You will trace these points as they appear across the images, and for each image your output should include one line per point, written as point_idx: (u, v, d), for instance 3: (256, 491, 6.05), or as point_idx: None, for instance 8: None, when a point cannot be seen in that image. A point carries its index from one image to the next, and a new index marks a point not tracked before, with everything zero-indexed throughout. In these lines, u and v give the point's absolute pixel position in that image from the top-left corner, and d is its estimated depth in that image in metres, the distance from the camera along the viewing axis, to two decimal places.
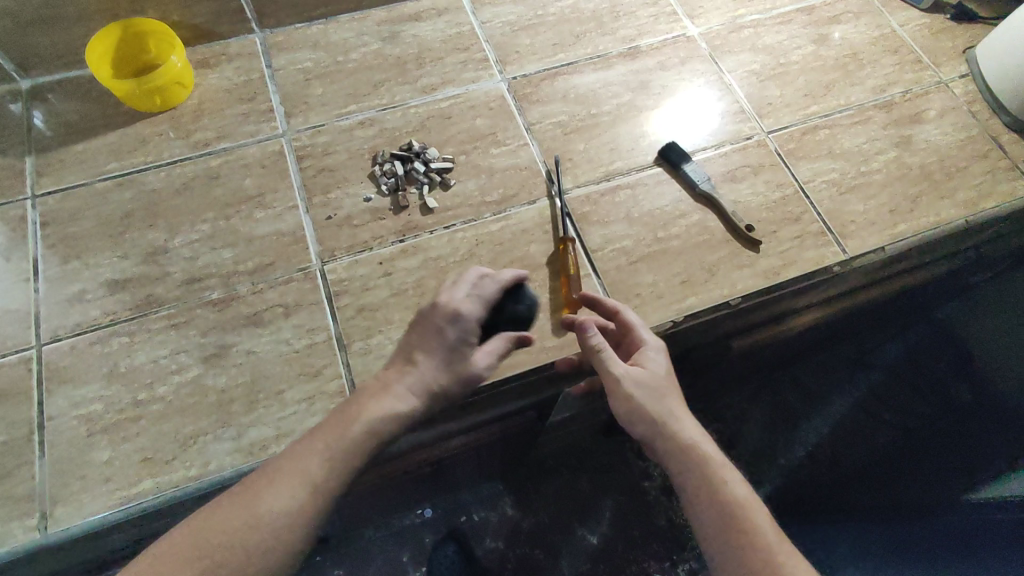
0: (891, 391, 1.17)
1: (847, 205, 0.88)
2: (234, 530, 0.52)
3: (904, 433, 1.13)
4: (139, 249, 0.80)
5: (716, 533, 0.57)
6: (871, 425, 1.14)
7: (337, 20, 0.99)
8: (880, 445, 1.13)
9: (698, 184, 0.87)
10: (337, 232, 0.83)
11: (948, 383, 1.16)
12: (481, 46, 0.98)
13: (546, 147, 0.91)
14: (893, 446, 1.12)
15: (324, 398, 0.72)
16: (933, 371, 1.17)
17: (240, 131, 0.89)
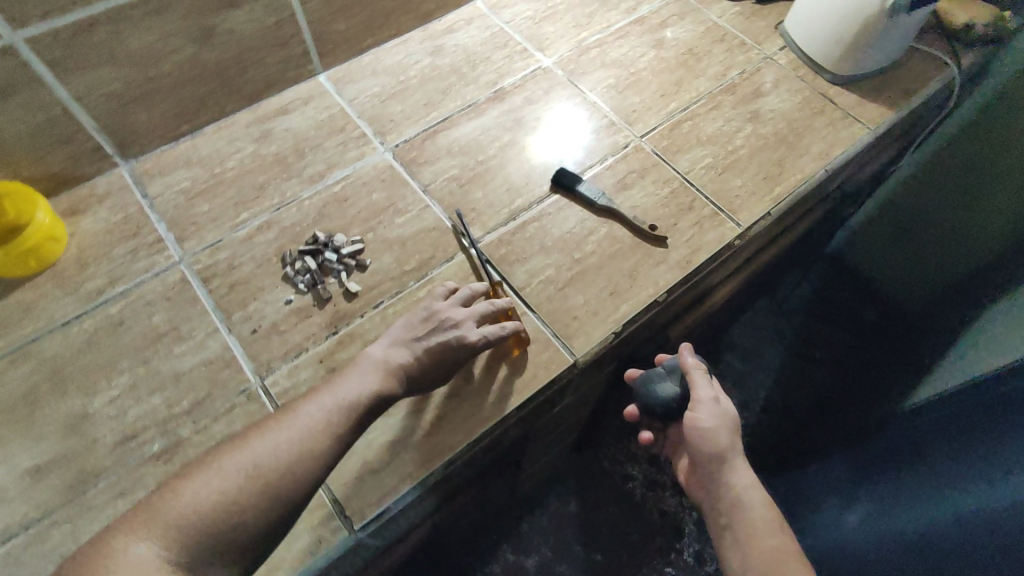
0: (826, 333, 1.47)
1: (727, 183, 0.96)
2: (194, 510, 0.57)
3: (835, 363, 1.40)
4: (56, 424, 0.74)
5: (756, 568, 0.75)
6: (807, 366, 1.46)
7: (203, 133, 0.97)
8: (819, 380, 1.41)
9: (595, 200, 0.92)
10: (268, 343, 0.81)
11: (856, 305, 1.40)
12: (355, 124, 1.00)
13: (447, 203, 0.93)
14: (830, 376, 1.40)
15: (306, 517, 0.71)
16: (841, 299, 1.43)
17: (132, 269, 0.85)
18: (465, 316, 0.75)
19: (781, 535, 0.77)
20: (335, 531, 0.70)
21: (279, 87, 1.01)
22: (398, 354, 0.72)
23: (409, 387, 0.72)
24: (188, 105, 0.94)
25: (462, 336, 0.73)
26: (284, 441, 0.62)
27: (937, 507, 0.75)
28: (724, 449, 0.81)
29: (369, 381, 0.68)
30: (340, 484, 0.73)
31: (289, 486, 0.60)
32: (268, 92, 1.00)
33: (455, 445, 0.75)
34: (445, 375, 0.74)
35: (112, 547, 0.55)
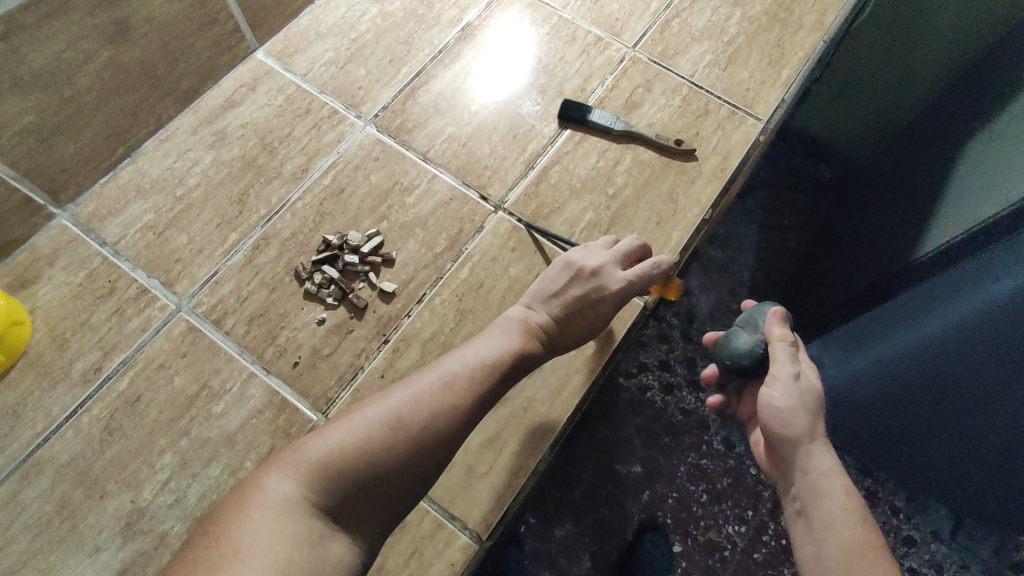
0: (790, 200, 1.22)
1: (736, 77, 0.90)
2: (318, 472, 0.50)
3: (805, 227, 1.20)
4: (109, 530, 0.64)
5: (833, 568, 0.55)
6: (781, 236, 1.20)
7: (144, 151, 0.81)
8: (794, 248, 1.19)
9: (612, 127, 0.85)
10: (316, 373, 0.72)
11: (810, 168, 1.23)
12: (320, 101, 0.86)
13: (455, 168, 0.83)
14: (802, 243, 1.19)
15: (427, 543, 0.66)
16: (796, 165, 1.24)
17: (125, 333, 0.72)
18: (605, 262, 0.68)
19: (861, 527, 0.57)
20: (463, 547, 0.66)
21: (216, 76, 0.85)
22: (537, 313, 0.67)
23: (549, 347, 0.67)
24: (119, 122, 0.77)
25: (601, 287, 0.67)
26: (425, 393, 0.56)
27: (925, 312, 0.76)
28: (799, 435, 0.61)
29: (510, 337, 0.63)
30: (450, 498, 0.68)
31: (431, 445, 0.54)
32: (205, 84, 0.84)
33: (553, 424, 0.71)
34: (589, 330, 0.68)
35: (258, 487, 0.49)
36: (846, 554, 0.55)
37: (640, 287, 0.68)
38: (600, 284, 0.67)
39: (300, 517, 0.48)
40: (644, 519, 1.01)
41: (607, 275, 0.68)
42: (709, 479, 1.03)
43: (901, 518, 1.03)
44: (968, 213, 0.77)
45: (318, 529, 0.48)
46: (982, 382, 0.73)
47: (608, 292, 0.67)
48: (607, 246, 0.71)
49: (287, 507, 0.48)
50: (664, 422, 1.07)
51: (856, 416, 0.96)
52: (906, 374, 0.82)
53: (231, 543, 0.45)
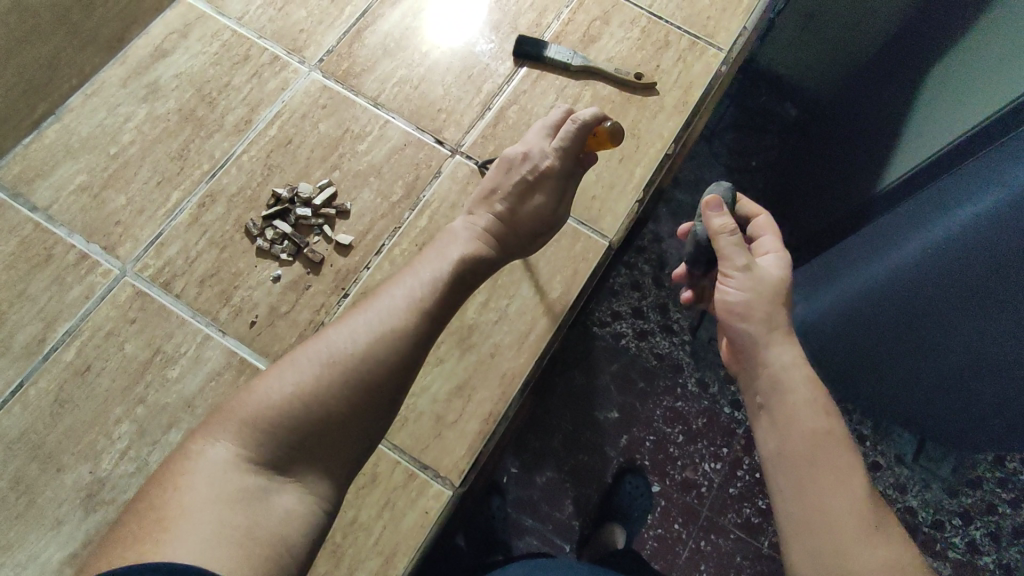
0: (754, 141, 1.20)
1: (695, 6, 0.87)
2: (254, 426, 0.49)
3: (771, 168, 1.19)
4: (69, 503, 0.62)
5: (796, 459, 0.53)
6: (747, 177, 1.18)
7: (69, 108, 0.75)
8: (761, 190, 1.18)
9: (569, 62, 0.81)
10: (275, 331, 0.69)
11: (774, 109, 1.21)
12: (259, 46, 0.80)
13: (408, 113, 0.79)
14: (769, 185, 1.18)
15: (400, 493, 0.65)
16: (760, 106, 1.22)
17: (68, 301, 0.68)
18: (532, 144, 0.67)
19: (824, 417, 0.55)
20: (437, 496, 0.66)
21: (142, 23, 0.78)
22: (481, 217, 0.66)
23: (505, 248, 0.65)
24: (36, 75, 0.71)
25: (536, 168, 0.65)
26: (364, 324, 0.54)
27: (902, 236, 0.75)
28: (758, 327, 0.58)
29: (451, 246, 0.62)
30: (421, 448, 0.67)
31: (374, 375, 0.52)
32: (131, 32, 0.78)
33: (521, 370, 0.70)
34: (541, 218, 0.66)
35: (194, 447, 0.49)
36: (808, 445, 0.53)
37: (572, 151, 0.65)
38: (533, 168, 0.65)
39: (235, 474, 0.48)
40: (623, 462, 1.02)
41: (537, 152, 0.66)
42: (686, 420, 1.05)
43: (865, 444, 1.05)
44: (930, 142, 0.77)
45: (258, 483, 0.48)
46: (954, 305, 0.73)
47: (541, 170, 0.65)
48: (532, 128, 0.69)
49: (224, 466, 0.48)
50: (638, 366, 1.07)
51: (829, 349, 0.96)
52: (881, 302, 0.81)
53: (166, 506, 0.46)
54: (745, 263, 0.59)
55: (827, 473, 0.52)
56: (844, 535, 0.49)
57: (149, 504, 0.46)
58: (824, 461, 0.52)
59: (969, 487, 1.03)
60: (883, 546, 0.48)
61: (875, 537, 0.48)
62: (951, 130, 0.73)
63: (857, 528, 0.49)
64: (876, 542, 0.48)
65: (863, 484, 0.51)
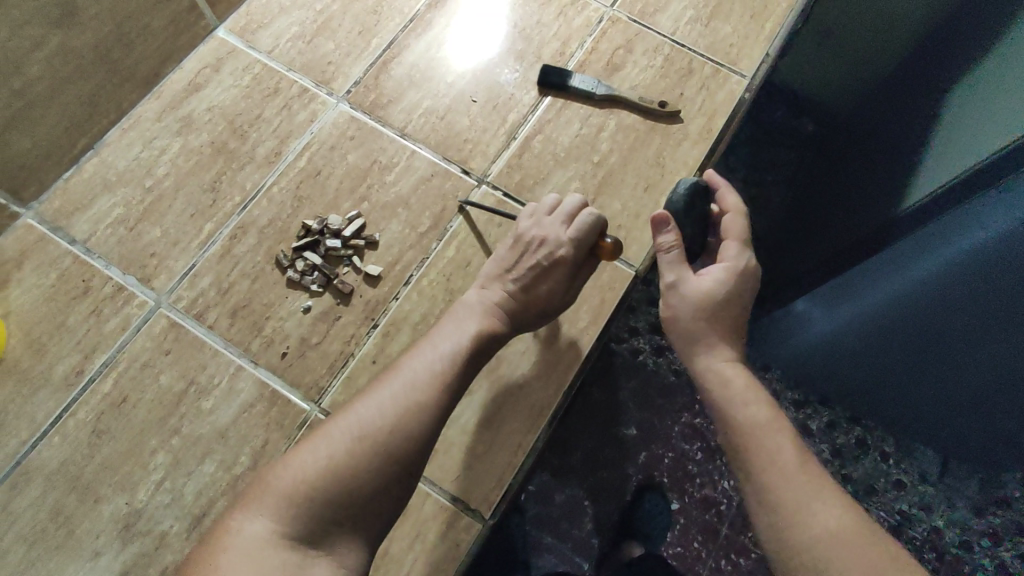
0: (770, 156, 1.21)
1: (718, 33, 0.88)
2: (293, 499, 0.50)
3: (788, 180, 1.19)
4: (107, 535, 0.63)
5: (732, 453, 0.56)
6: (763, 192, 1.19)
7: (107, 142, 0.77)
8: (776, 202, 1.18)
9: (593, 92, 0.82)
10: (306, 363, 0.70)
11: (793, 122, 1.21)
12: (289, 79, 0.82)
13: (434, 143, 0.80)
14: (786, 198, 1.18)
15: (430, 524, 0.66)
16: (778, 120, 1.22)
17: (106, 332, 0.69)
18: (549, 229, 0.67)
19: (755, 401, 0.56)
20: (467, 527, 0.66)
21: (177, 58, 0.80)
22: (494, 292, 0.66)
23: (514, 324, 0.66)
24: (78, 112, 0.73)
25: (552, 253, 0.65)
26: (389, 398, 0.55)
27: (898, 270, 0.75)
28: (683, 340, 0.61)
29: (466, 321, 0.62)
30: (452, 480, 0.67)
31: (402, 446, 0.53)
32: (166, 67, 0.80)
33: (547, 400, 0.70)
34: (554, 300, 0.66)
35: (229, 528, 0.50)
36: (734, 437, 0.55)
37: (587, 243, 0.66)
38: (550, 253, 0.65)
39: (273, 551, 0.48)
40: (642, 479, 1.01)
41: (553, 238, 0.66)
42: (703, 437, 1.04)
43: (890, 462, 1.04)
44: (931, 175, 0.73)
45: (293, 559, 0.48)
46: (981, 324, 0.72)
47: (556, 259, 0.65)
48: (546, 209, 0.69)
49: (261, 543, 0.48)
50: (657, 383, 1.07)
51: (855, 361, 0.94)
52: (897, 319, 0.81)
53: None
54: (672, 280, 0.62)
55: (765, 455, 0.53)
56: (793, 510, 0.50)
57: (194, 572, 0.48)
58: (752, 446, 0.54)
59: (996, 506, 1.01)
60: (826, 513, 0.49)
61: (817, 508, 0.49)
62: (946, 171, 0.70)
63: (795, 506, 0.50)
64: (818, 508, 0.49)
65: (795, 457, 0.52)
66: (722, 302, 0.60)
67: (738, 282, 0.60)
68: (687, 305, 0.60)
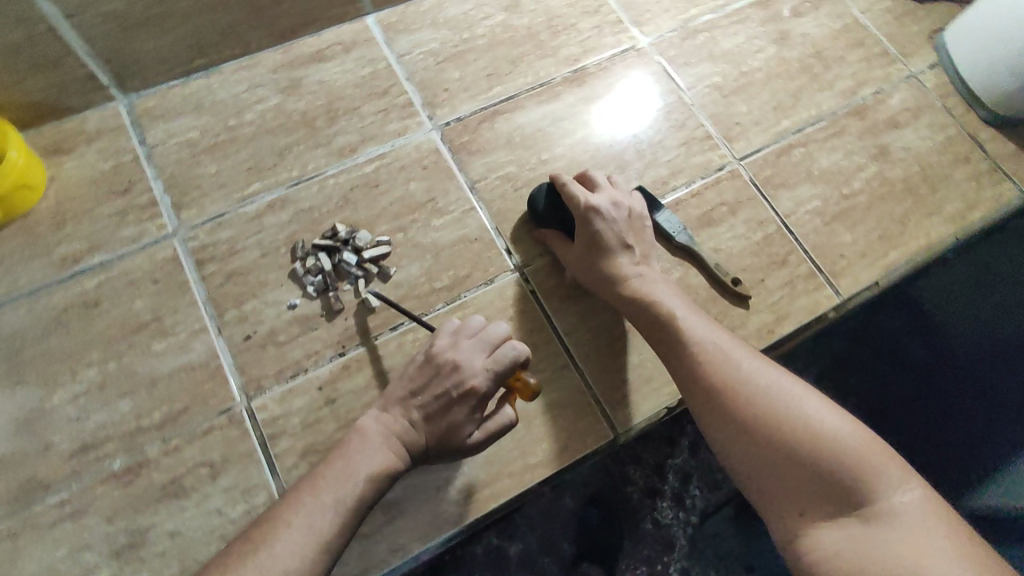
0: None
1: (834, 237, 0.80)
2: None
3: None
4: (8, 417, 0.64)
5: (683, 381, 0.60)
6: None
7: (220, 71, 0.81)
8: None
9: (673, 236, 0.76)
10: (262, 355, 0.68)
11: None
12: (402, 87, 0.82)
13: (495, 209, 0.77)
14: None
15: None
16: None
17: (118, 237, 0.72)
18: (465, 356, 0.61)
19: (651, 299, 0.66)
20: None
21: (318, 26, 0.83)
22: (395, 419, 0.60)
23: (412, 462, 0.60)
24: (205, 37, 0.76)
25: (461, 385, 0.60)
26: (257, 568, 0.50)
27: None
28: (603, 287, 0.69)
29: (368, 460, 0.57)
30: None
31: None
32: (305, 29, 0.82)
33: (457, 517, 0.65)
34: (455, 439, 0.60)
35: None
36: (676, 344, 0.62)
37: (501, 379, 0.60)
38: (459, 384, 0.60)
39: None
40: None
41: (467, 371, 0.60)
42: None
43: None
44: None
45: None
46: None
47: (465, 387, 0.60)
48: (468, 336, 0.63)
49: None
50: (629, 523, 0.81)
51: None
52: None
53: None
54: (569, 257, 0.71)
55: (710, 413, 0.57)
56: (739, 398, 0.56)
57: None
58: (680, 344, 0.61)
59: None
60: (755, 376, 0.56)
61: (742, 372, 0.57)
62: None
63: (728, 380, 0.57)
64: (750, 370, 0.57)
65: (698, 328, 0.62)
66: (592, 242, 0.68)
67: (596, 219, 0.68)
68: (582, 267, 0.70)
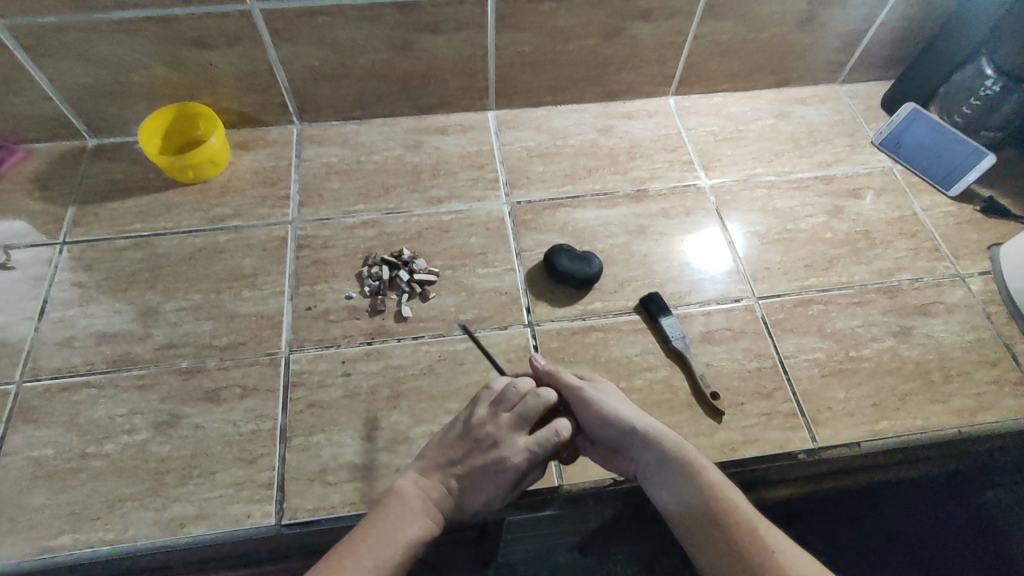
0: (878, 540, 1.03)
1: (827, 390, 0.85)
2: None
3: None
4: (133, 307, 0.87)
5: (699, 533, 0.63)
6: None
7: (370, 123, 1.07)
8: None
9: (671, 339, 0.86)
10: (312, 324, 0.87)
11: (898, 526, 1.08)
12: (495, 167, 1.03)
13: (530, 274, 0.93)
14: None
15: (251, 488, 0.75)
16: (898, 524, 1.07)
17: (254, 213, 0.96)
18: (504, 435, 0.71)
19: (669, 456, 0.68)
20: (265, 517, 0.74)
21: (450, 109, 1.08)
22: (433, 487, 0.70)
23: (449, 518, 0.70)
24: (368, 97, 1.04)
25: (502, 459, 0.70)
26: None
27: None
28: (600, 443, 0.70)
29: (413, 521, 0.66)
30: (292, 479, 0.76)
31: None
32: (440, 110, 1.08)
33: None
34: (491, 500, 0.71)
35: None
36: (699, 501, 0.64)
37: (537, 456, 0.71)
38: (501, 459, 0.70)
39: None
40: None
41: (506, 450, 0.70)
42: None
43: None
44: None
45: None
46: None
47: (509, 461, 0.70)
48: (504, 416, 0.72)
49: None
50: None
51: None
52: None
53: None
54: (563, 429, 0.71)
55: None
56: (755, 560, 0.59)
57: None
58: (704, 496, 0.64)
59: None
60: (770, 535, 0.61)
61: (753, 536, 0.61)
62: None
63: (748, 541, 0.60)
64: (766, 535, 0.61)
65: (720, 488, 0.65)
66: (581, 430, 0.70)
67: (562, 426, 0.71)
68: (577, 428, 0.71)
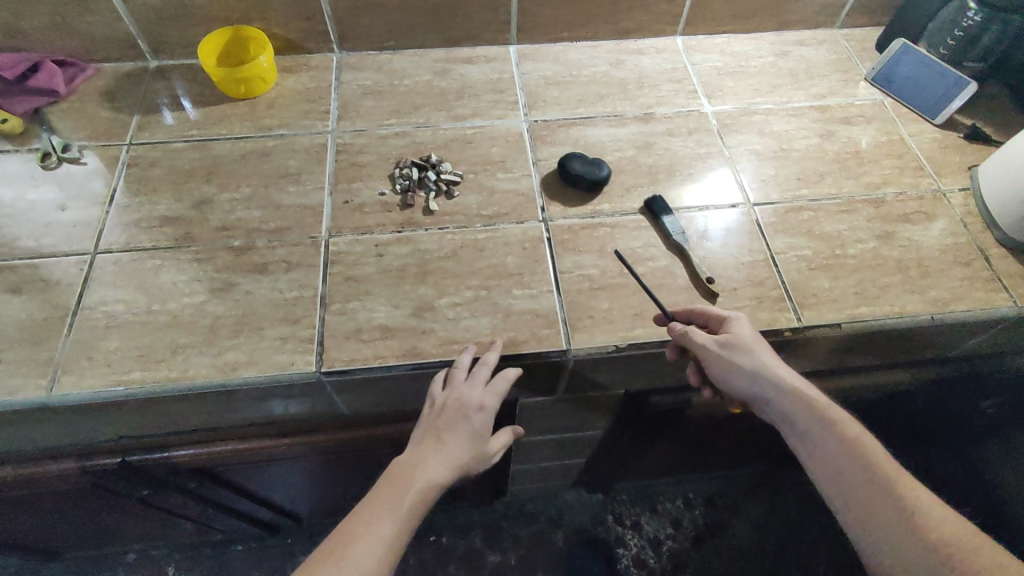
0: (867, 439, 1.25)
1: (813, 281, 0.93)
2: None
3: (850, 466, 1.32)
4: (191, 196, 0.98)
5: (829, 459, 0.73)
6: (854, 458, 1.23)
7: (402, 54, 1.18)
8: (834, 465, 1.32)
9: (672, 234, 0.95)
10: (349, 214, 0.97)
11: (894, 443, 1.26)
12: (515, 91, 1.14)
13: (545, 179, 1.02)
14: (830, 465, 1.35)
15: (295, 341, 0.85)
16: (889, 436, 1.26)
17: (298, 124, 1.07)
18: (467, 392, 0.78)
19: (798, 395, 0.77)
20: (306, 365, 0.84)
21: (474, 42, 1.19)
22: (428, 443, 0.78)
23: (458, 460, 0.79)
24: (400, 27, 1.15)
25: (479, 407, 0.78)
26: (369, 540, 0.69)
27: None
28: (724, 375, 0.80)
29: (419, 466, 0.75)
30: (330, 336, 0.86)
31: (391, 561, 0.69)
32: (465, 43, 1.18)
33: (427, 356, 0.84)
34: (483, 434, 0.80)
35: None
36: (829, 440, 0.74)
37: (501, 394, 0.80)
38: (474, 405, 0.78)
39: None
40: None
41: (477, 399, 0.78)
42: None
43: None
44: None
45: None
46: None
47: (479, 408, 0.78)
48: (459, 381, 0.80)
49: None
50: None
51: None
52: None
53: None
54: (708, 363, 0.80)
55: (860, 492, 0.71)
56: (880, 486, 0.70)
57: None
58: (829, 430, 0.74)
59: None
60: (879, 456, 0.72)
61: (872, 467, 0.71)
62: None
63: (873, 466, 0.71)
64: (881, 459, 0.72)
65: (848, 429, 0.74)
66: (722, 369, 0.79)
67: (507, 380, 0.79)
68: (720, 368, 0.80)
